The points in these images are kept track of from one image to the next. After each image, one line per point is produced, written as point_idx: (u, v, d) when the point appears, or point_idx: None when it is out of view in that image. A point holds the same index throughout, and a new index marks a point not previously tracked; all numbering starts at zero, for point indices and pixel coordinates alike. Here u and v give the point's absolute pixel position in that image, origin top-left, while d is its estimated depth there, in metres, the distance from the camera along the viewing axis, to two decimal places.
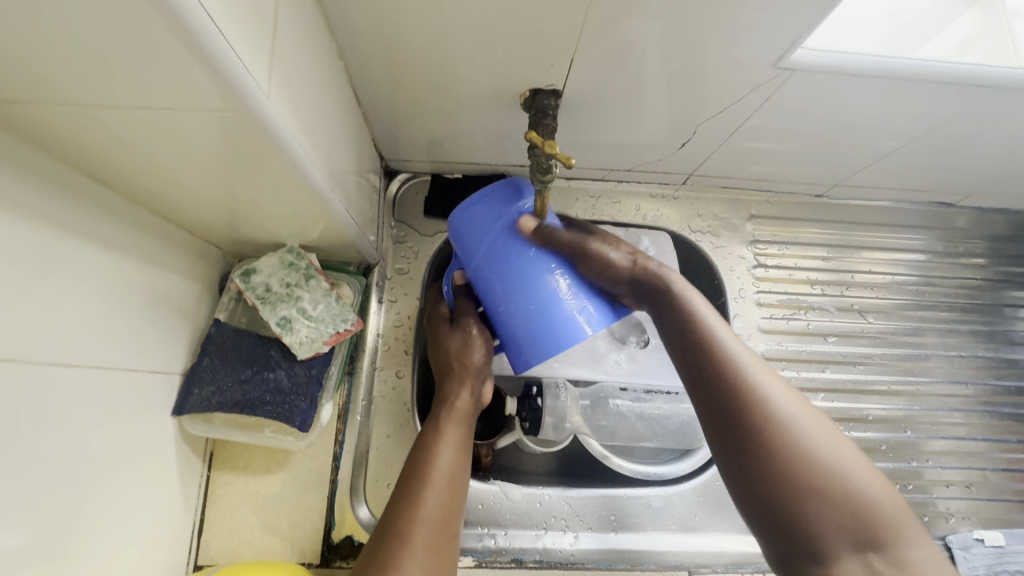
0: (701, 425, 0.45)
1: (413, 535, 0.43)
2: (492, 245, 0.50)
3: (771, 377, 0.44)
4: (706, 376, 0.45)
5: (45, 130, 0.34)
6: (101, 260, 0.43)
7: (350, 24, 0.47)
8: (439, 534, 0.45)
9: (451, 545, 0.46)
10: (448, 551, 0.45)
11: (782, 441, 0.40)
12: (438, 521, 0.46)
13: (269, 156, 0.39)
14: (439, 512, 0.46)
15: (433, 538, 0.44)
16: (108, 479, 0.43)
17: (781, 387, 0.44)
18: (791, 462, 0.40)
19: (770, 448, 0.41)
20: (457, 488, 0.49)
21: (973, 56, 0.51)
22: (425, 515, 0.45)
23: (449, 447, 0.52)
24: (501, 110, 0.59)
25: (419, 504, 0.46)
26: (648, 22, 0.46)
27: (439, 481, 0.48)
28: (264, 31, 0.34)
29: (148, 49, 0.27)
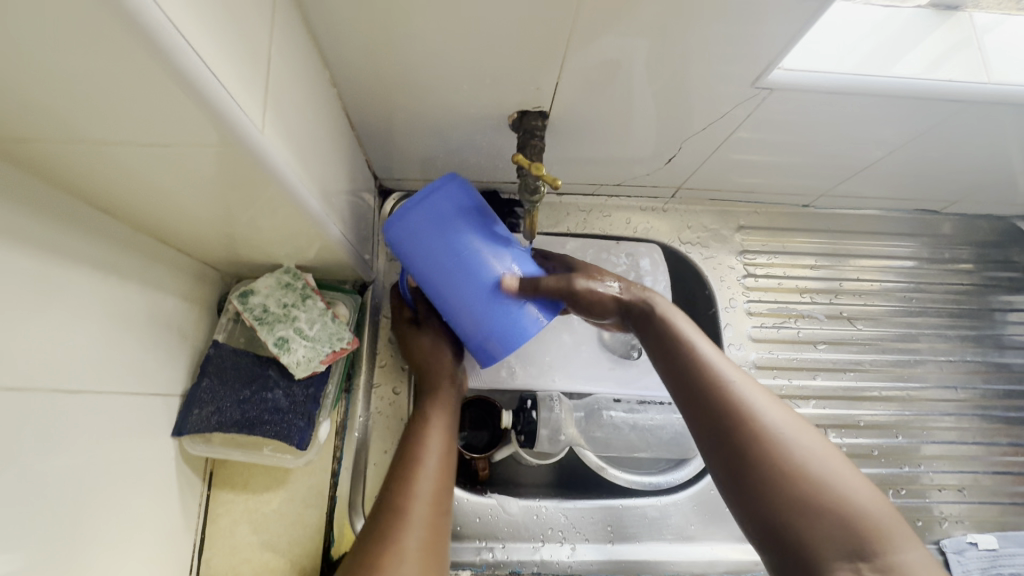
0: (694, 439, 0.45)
1: (411, 511, 0.45)
2: (444, 249, 0.52)
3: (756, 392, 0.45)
4: (690, 384, 0.47)
5: (50, 165, 0.36)
6: (102, 286, 0.44)
7: (342, 53, 0.49)
8: (433, 511, 0.46)
9: (446, 521, 0.47)
10: (443, 528, 0.46)
11: (764, 443, 0.41)
12: (432, 499, 0.47)
13: (263, 184, 0.40)
14: (433, 490, 0.48)
15: (427, 515, 0.46)
16: (109, 500, 0.44)
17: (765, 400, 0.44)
18: (775, 460, 0.40)
19: (752, 447, 0.41)
20: (449, 468, 0.51)
21: (946, 71, 0.53)
22: (420, 495, 0.47)
23: (438, 429, 0.53)
24: (490, 130, 0.60)
25: (412, 484, 0.47)
26: (628, 45, 0.48)
27: (431, 460, 0.50)
28: (259, 65, 0.36)
29: (145, 89, 0.29)
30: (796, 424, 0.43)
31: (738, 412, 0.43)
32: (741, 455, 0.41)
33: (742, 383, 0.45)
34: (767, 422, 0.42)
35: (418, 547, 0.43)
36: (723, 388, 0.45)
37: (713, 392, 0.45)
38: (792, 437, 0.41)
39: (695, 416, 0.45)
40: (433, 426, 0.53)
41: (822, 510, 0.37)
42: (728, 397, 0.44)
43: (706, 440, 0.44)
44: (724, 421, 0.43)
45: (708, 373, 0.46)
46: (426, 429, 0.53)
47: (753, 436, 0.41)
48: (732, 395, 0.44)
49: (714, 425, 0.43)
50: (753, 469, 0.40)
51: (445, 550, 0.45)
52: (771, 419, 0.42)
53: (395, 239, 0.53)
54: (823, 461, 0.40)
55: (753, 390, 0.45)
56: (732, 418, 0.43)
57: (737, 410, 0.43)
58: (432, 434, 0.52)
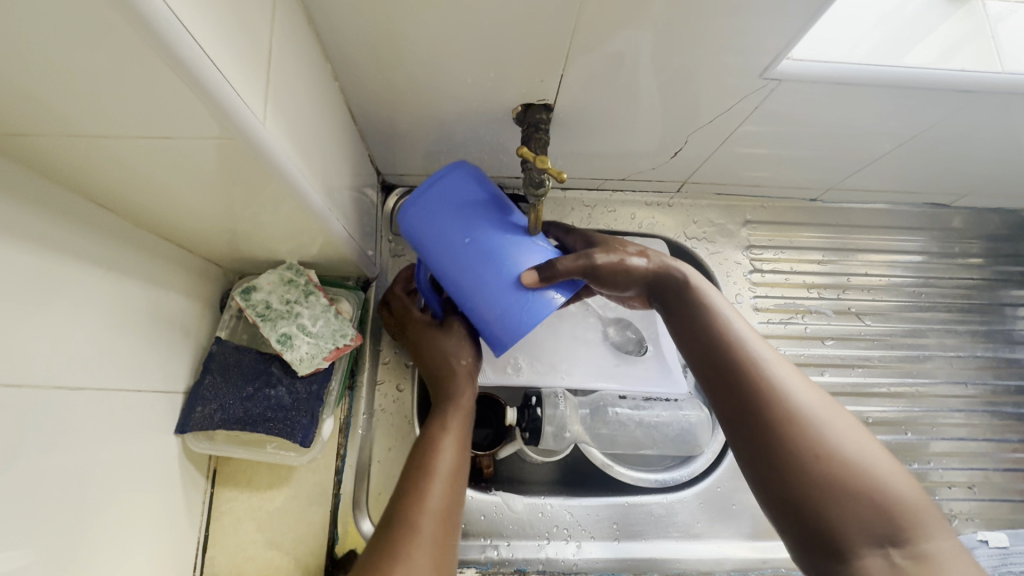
0: (722, 419, 0.45)
1: (420, 525, 0.43)
2: (456, 235, 0.52)
3: (791, 374, 0.44)
4: (720, 365, 0.46)
5: (50, 159, 0.35)
6: (104, 282, 0.44)
7: (343, 46, 0.48)
8: (443, 528, 0.44)
9: (454, 541, 0.45)
10: (451, 547, 0.44)
11: (795, 423, 0.41)
12: (442, 515, 0.45)
13: (265, 178, 0.39)
14: (443, 506, 0.45)
15: (437, 531, 0.43)
16: (112, 498, 0.43)
17: (801, 384, 0.44)
18: (806, 441, 0.40)
19: (783, 426, 0.41)
20: (459, 488, 0.48)
21: (957, 61, 0.52)
22: (429, 509, 0.44)
23: (450, 443, 0.51)
24: (494, 124, 0.60)
25: (423, 499, 0.45)
26: (634, 36, 0.47)
27: (442, 477, 0.47)
28: (260, 57, 0.36)
29: (146, 81, 0.28)
30: (828, 406, 0.42)
31: (769, 392, 0.43)
32: (770, 434, 0.41)
33: (775, 363, 0.45)
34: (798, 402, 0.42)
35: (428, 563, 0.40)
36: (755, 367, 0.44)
37: (744, 369, 0.44)
38: (824, 419, 0.41)
39: (723, 397, 0.45)
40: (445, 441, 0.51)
41: (853, 493, 0.37)
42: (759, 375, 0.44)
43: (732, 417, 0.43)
44: (755, 400, 0.43)
45: (739, 351, 0.46)
46: (437, 444, 0.50)
47: (784, 416, 0.41)
48: (764, 374, 0.44)
49: (743, 403, 0.43)
50: (782, 449, 0.40)
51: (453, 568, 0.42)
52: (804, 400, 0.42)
53: (410, 229, 0.54)
54: (856, 446, 0.40)
55: (786, 371, 0.44)
56: (764, 397, 0.42)
57: (768, 390, 0.43)
58: (444, 450, 0.50)
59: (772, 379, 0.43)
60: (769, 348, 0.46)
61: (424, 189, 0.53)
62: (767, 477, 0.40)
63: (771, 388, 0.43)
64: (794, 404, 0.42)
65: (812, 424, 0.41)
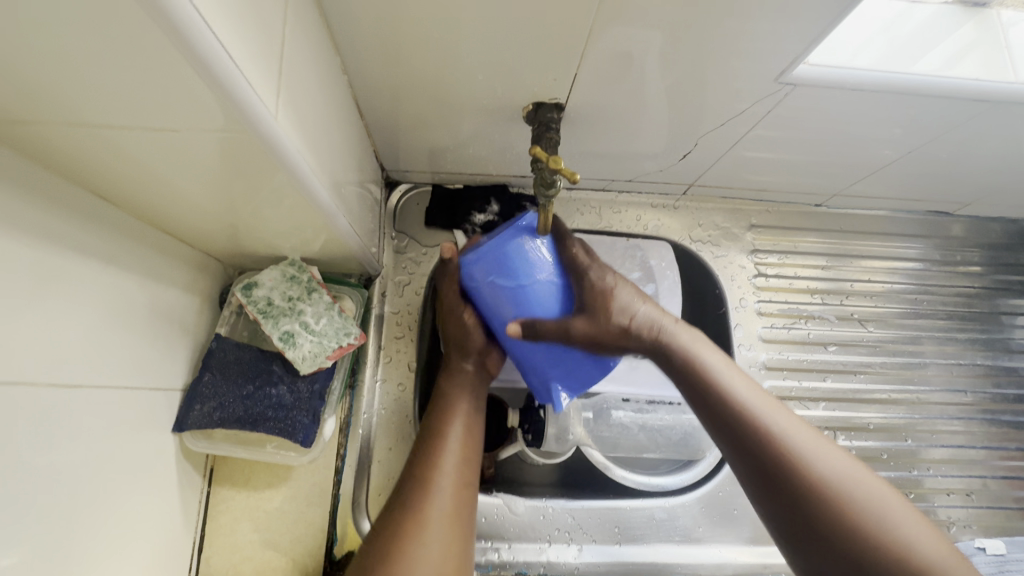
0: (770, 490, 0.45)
1: (434, 483, 0.48)
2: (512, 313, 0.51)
3: (845, 466, 0.45)
4: (756, 448, 0.46)
5: (51, 149, 0.34)
6: (102, 276, 0.42)
7: (353, 39, 0.47)
8: (456, 483, 0.49)
9: (470, 492, 0.50)
10: (468, 500, 0.49)
11: (831, 511, 0.42)
12: (457, 472, 0.49)
13: (273, 172, 0.38)
14: (457, 462, 0.50)
15: (451, 488, 0.48)
16: (105, 495, 0.42)
17: (836, 459, 0.45)
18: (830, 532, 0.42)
19: (803, 514, 0.43)
20: (472, 444, 0.53)
21: (970, 69, 0.52)
22: (444, 466, 0.49)
23: (459, 410, 0.54)
24: (503, 123, 0.59)
25: (437, 456, 0.50)
26: (651, 37, 0.46)
27: (455, 440, 0.52)
28: (272, 49, 0.34)
29: (155, 69, 0.27)
30: (816, 448, 0.46)
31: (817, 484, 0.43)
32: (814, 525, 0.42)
33: (784, 424, 0.47)
34: (832, 478, 0.44)
35: (441, 516, 0.46)
36: (755, 426, 0.47)
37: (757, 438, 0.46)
38: (866, 503, 0.42)
39: (751, 465, 0.46)
40: (457, 410, 0.54)
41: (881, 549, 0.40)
42: (758, 443, 0.46)
43: (766, 501, 0.45)
44: (767, 463, 0.46)
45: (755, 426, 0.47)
46: (452, 411, 0.54)
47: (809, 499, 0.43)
48: (791, 453, 0.45)
49: (784, 481, 0.44)
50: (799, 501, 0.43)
51: (469, 519, 0.48)
52: (825, 467, 0.44)
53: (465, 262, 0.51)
54: (883, 514, 0.42)
55: (782, 419, 0.48)
56: (791, 472, 0.44)
57: (795, 463, 0.45)
58: (457, 416, 0.54)
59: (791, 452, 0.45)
60: (783, 416, 0.48)
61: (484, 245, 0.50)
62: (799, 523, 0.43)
63: (801, 465, 0.44)
64: (823, 487, 0.43)
65: (853, 508, 0.42)
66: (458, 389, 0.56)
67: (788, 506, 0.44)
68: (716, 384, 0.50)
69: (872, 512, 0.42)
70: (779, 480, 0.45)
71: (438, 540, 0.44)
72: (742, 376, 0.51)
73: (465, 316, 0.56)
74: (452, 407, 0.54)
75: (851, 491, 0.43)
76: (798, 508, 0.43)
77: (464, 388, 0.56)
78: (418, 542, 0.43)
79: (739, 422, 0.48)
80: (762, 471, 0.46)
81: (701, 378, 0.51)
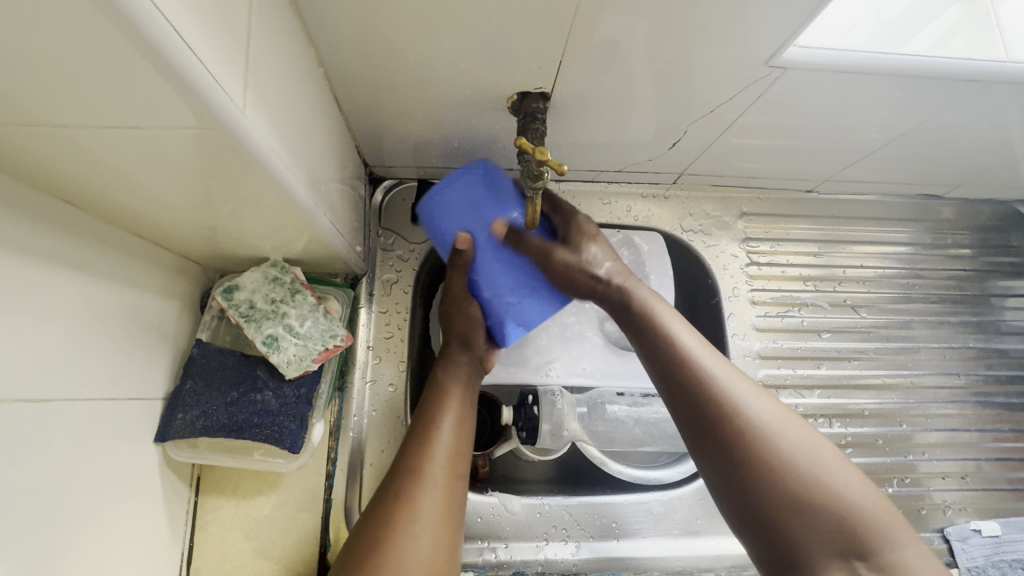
0: (701, 423, 0.46)
1: (426, 474, 0.47)
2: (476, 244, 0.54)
3: (785, 417, 0.46)
4: (694, 387, 0.48)
5: (10, 153, 0.32)
6: (73, 285, 0.41)
7: (328, 30, 0.45)
8: (449, 474, 0.48)
9: (462, 484, 0.49)
10: (458, 492, 0.49)
11: (766, 457, 0.43)
12: (448, 463, 0.49)
13: (247, 171, 0.37)
14: (450, 455, 0.49)
15: (444, 479, 0.48)
16: (86, 511, 0.40)
17: (772, 407, 0.46)
18: (766, 478, 0.42)
19: (726, 443, 0.45)
20: (465, 437, 0.52)
21: (961, 49, 0.51)
22: (437, 459, 0.49)
23: (455, 401, 0.54)
24: (487, 114, 0.57)
25: (431, 447, 0.49)
26: (636, 22, 0.45)
27: (449, 432, 0.51)
28: (238, 40, 0.33)
29: (108, 64, 0.25)
30: (754, 397, 0.47)
31: (752, 434, 0.44)
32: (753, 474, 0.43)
33: (726, 373, 0.49)
34: (767, 419, 0.45)
35: (433, 509, 0.45)
36: (698, 372, 0.48)
37: (697, 380, 0.48)
38: (791, 442, 0.44)
39: (685, 404, 0.48)
40: (450, 402, 0.54)
41: (804, 489, 0.41)
42: (698, 385, 0.48)
43: (700, 434, 0.46)
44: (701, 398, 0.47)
45: (693, 366, 0.49)
46: (444, 401, 0.54)
47: (737, 430, 0.45)
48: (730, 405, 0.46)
49: (717, 418, 0.46)
50: (728, 435, 0.45)
51: (461, 510, 0.48)
52: (759, 414, 0.45)
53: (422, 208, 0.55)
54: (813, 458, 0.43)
55: (718, 364, 0.49)
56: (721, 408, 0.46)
57: (729, 406, 0.46)
58: (448, 407, 0.53)
59: (725, 390, 0.47)
60: (721, 362, 0.50)
61: (444, 183, 0.53)
62: (722, 453, 0.45)
63: (734, 403, 0.46)
64: (750, 424, 0.45)
65: (777, 442, 0.44)
66: (455, 380, 0.56)
67: (714, 433, 0.45)
68: (665, 333, 0.52)
69: (802, 458, 0.43)
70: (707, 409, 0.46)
71: (429, 531, 0.44)
72: (693, 334, 0.53)
73: (471, 307, 0.59)
74: (446, 396, 0.54)
75: (777, 429, 0.45)
76: (721, 435, 0.45)
77: (460, 381, 0.56)
78: (410, 533, 0.43)
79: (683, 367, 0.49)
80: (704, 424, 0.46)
81: (649, 328, 0.53)
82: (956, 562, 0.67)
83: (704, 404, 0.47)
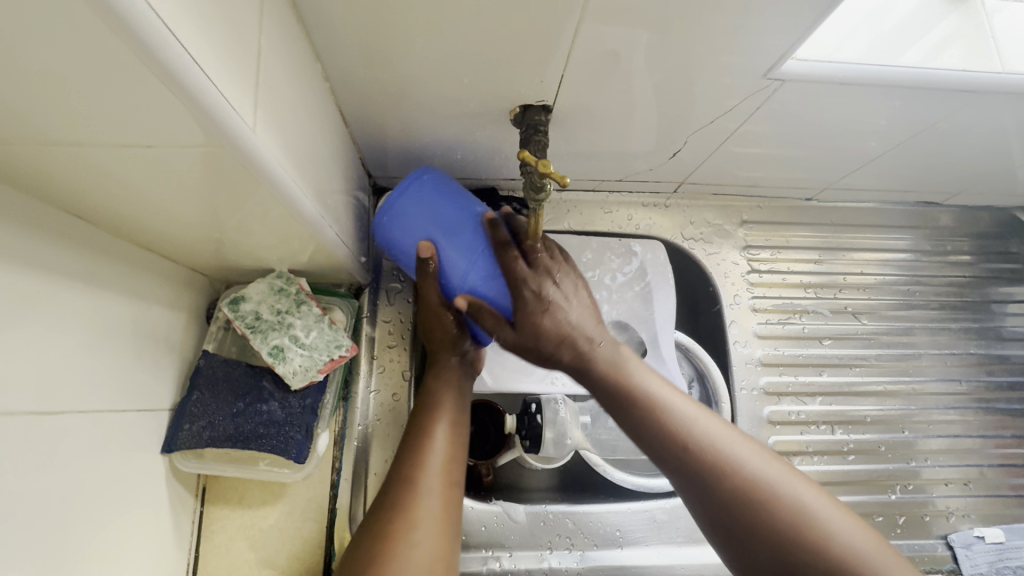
0: (691, 488, 0.44)
1: (421, 484, 0.48)
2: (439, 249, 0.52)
3: (768, 464, 0.44)
4: (676, 451, 0.45)
5: (24, 171, 0.33)
6: (83, 298, 0.41)
7: (334, 44, 0.46)
8: (444, 482, 0.49)
9: (458, 491, 0.50)
10: (455, 498, 0.49)
11: (750, 498, 0.42)
12: (443, 470, 0.49)
13: (253, 186, 0.37)
14: (444, 462, 0.50)
15: (439, 487, 0.48)
16: (95, 522, 0.41)
17: (753, 455, 0.45)
18: (765, 540, 0.41)
19: (719, 509, 0.43)
20: (459, 444, 0.53)
21: (958, 61, 0.52)
22: (432, 467, 0.49)
23: (445, 407, 0.54)
24: (490, 126, 0.58)
25: (425, 456, 0.49)
26: (638, 36, 0.46)
27: (443, 439, 0.51)
28: (248, 59, 0.33)
29: (120, 85, 0.26)
30: (735, 447, 0.45)
31: (742, 493, 0.42)
32: (736, 514, 0.42)
33: (702, 426, 0.46)
34: (751, 472, 0.43)
35: (430, 516, 0.46)
36: (677, 431, 0.46)
37: (678, 442, 0.46)
38: (780, 493, 0.42)
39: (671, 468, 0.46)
40: (443, 408, 0.54)
41: (802, 547, 0.39)
42: (680, 446, 0.45)
43: (692, 499, 0.44)
44: (685, 461, 0.45)
45: (673, 423, 0.47)
46: (438, 406, 0.54)
47: (725, 491, 0.43)
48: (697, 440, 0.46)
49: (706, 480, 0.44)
50: (718, 498, 0.43)
51: (458, 516, 0.48)
52: (743, 468, 0.43)
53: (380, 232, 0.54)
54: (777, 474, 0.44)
55: (695, 418, 0.47)
56: (707, 469, 0.44)
57: (713, 463, 0.44)
58: (440, 413, 0.54)
59: (707, 447, 0.45)
60: (698, 414, 0.48)
61: (396, 197, 0.52)
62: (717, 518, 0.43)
63: (718, 460, 0.44)
64: (736, 482, 0.43)
65: (766, 497, 0.42)
66: (446, 386, 0.56)
67: (706, 498, 0.43)
68: (638, 390, 0.49)
69: (794, 511, 0.41)
70: (694, 471, 0.44)
71: (426, 538, 0.44)
72: (663, 383, 0.51)
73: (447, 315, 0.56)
74: (438, 405, 0.54)
75: (764, 482, 0.43)
76: (713, 500, 0.43)
77: (451, 386, 0.56)
78: (407, 541, 0.43)
79: (661, 428, 0.47)
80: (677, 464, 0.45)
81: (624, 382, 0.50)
82: (960, 569, 0.67)
83: (689, 467, 0.45)
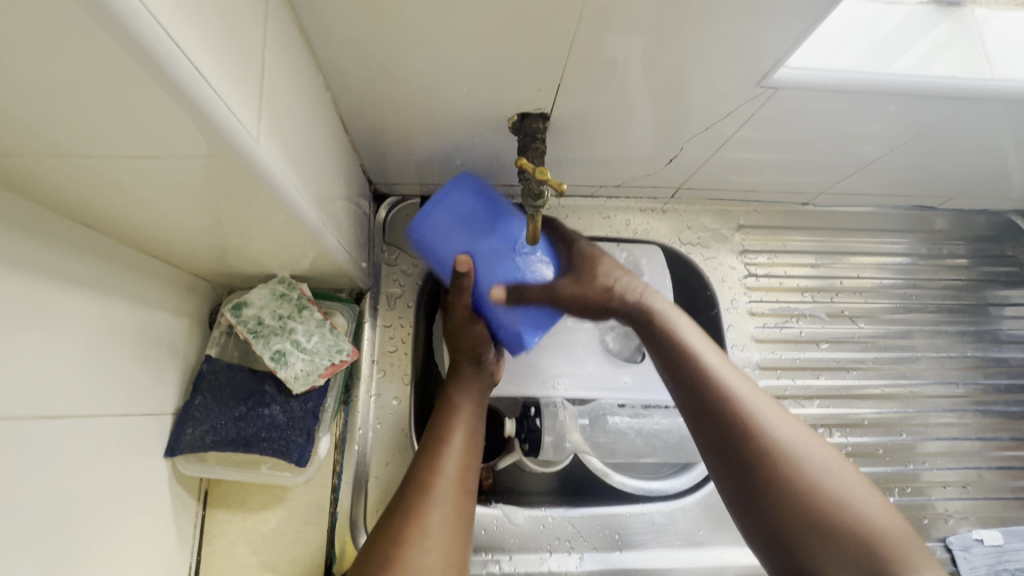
0: (726, 445, 0.47)
1: (435, 490, 0.48)
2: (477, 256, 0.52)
3: (806, 439, 0.46)
4: (716, 410, 0.48)
5: (34, 181, 0.34)
6: (88, 304, 0.42)
7: (336, 55, 0.47)
8: (457, 490, 0.49)
9: (470, 500, 0.50)
10: (467, 507, 0.49)
11: (784, 463, 0.44)
12: (457, 478, 0.50)
13: (258, 194, 0.38)
14: (458, 470, 0.50)
15: (452, 494, 0.48)
16: (99, 524, 0.41)
17: (794, 429, 0.47)
18: (792, 503, 0.43)
19: (752, 466, 0.45)
20: (474, 452, 0.53)
21: (950, 68, 0.53)
22: (445, 474, 0.49)
23: (464, 415, 0.55)
24: (489, 134, 0.59)
25: (440, 463, 0.50)
26: (633, 45, 0.47)
27: (458, 447, 0.52)
28: (253, 70, 0.34)
29: (131, 97, 0.27)
30: (776, 419, 0.47)
31: (778, 456, 0.45)
32: (770, 488, 0.44)
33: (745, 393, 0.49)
34: (789, 441, 0.46)
35: (442, 524, 0.46)
36: (721, 395, 0.49)
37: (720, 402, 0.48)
38: (815, 464, 0.44)
39: (708, 427, 0.48)
40: (458, 418, 0.55)
41: (829, 515, 0.41)
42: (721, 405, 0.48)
43: (724, 455, 0.47)
44: (724, 419, 0.47)
45: (716, 387, 0.49)
46: (453, 416, 0.55)
47: (762, 452, 0.45)
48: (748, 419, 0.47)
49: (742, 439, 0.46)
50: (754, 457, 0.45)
51: (470, 526, 0.48)
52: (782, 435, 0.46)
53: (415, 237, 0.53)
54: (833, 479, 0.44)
55: (740, 385, 0.50)
56: (744, 430, 0.46)
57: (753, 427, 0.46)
58: (457, 422, 0.54)
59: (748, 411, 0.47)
60: (742, 383, 0.50)
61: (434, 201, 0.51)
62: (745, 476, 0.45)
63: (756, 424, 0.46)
64: (773, 445, 0.45)
65: (799, 465, 0.44)
66: (466, 397, 0.57)
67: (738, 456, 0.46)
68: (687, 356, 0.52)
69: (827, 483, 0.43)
70: (732, 429, 0.47)
71: (438, 546, 0.44)
72: (713, 353, 0.53)
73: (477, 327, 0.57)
74: (455, 415, 0.55)
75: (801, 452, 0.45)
76: (747, 457, 0.45)
77: (470, 395, 0.58)
78: (420, 549, 0.44)
79: (705, 389, 0.49)
80: (717, 438, 0.47)
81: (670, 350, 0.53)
82: (959, 571, 0.67)
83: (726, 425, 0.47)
